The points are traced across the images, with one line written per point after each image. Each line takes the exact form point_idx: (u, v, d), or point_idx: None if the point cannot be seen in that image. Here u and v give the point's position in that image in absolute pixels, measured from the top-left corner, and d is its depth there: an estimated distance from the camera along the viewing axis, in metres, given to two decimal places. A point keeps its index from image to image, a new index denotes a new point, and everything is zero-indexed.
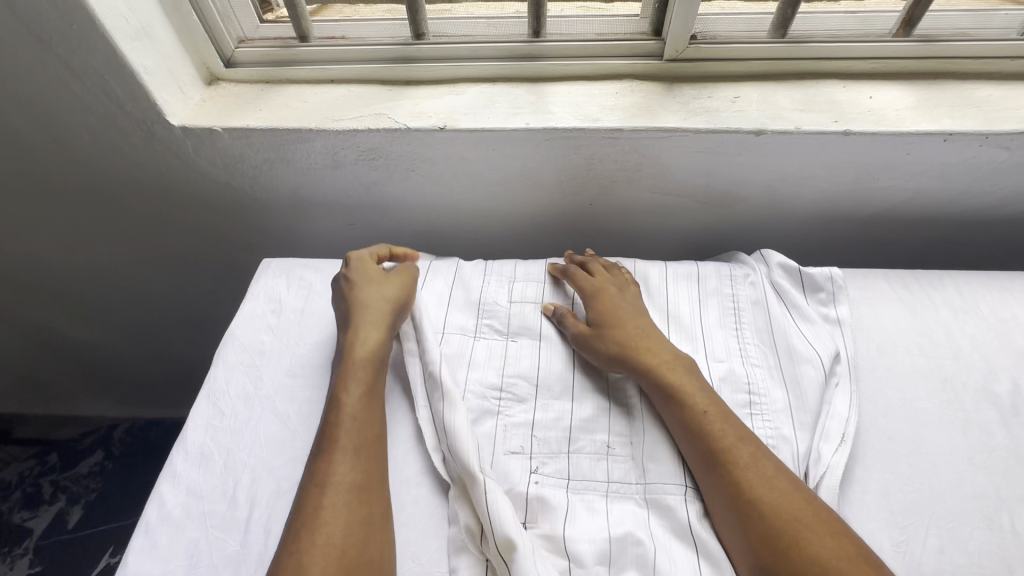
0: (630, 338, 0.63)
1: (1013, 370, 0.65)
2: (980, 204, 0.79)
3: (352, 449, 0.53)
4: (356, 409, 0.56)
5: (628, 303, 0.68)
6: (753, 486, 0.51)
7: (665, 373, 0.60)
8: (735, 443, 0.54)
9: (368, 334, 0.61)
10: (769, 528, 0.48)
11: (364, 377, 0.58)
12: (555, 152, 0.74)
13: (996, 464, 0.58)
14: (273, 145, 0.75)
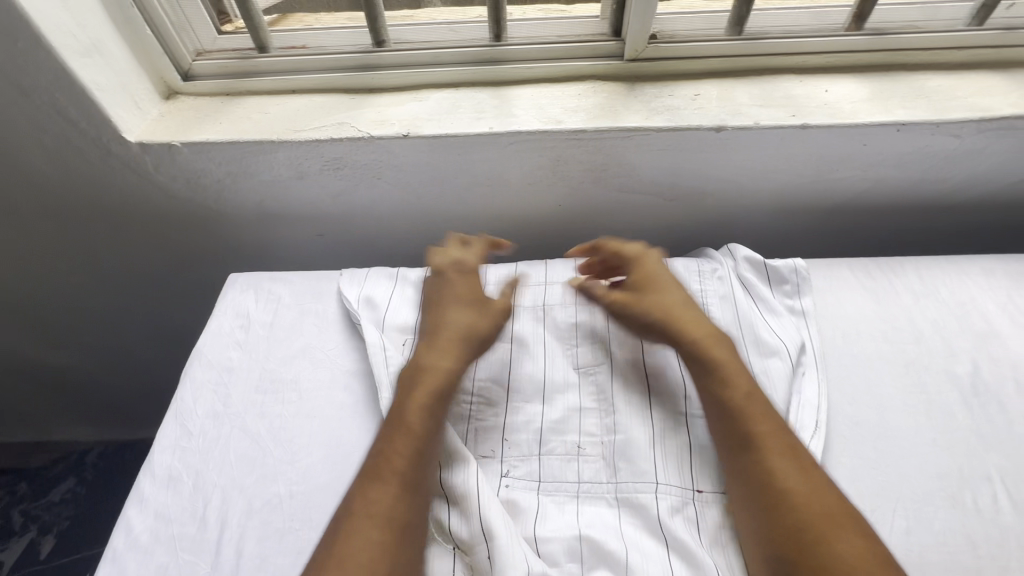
0: (671, 311, 0.62)
1: (972, 352, 0.66)
2: (936, 191, 0.81)
3: (399, 471, 0.51)
4: (422, 435, 0.54)
5: (676, 278, 0.66)
6: (782, 479, 0.50)
7: (709, 350, 0.59)
8: (770, 433, 0.53)
9: (440, 358, 0.60)
10: (796, 529, 0.47)
11: (431, 398, 0.57)
12: (521, 155, 0.74)
13: (958, 445, 0.59)
14: (235, 158, 0.74)
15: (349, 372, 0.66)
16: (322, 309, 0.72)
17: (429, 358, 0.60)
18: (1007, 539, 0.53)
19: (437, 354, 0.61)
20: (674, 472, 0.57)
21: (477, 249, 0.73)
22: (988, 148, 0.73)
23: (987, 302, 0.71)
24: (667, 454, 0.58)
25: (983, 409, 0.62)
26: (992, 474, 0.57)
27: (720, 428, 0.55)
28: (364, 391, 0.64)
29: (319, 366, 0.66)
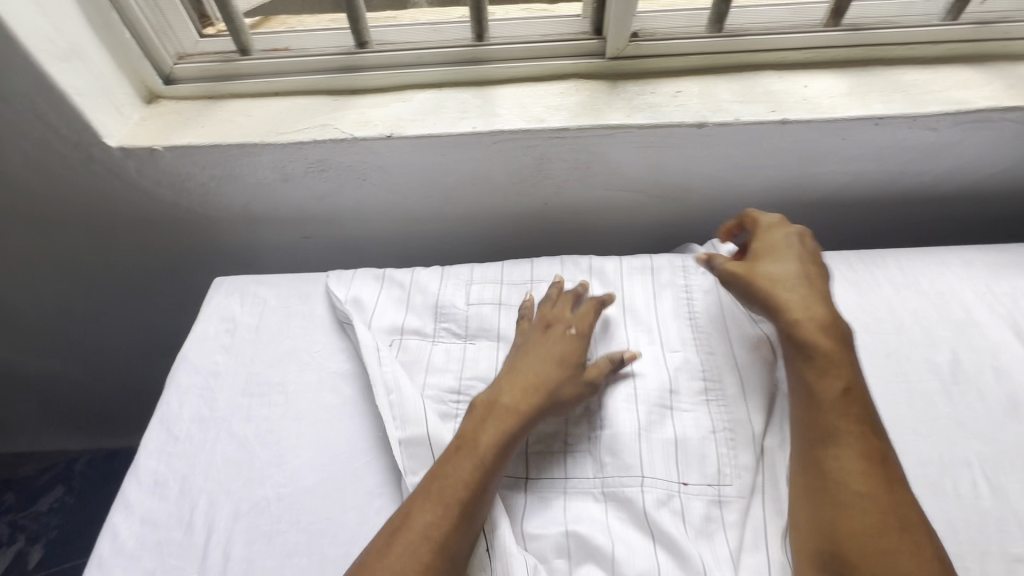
0: (783, 291, 0.61)
1: (952, 341, 0.68)
2: (915, 184, 0.82)
3: (462, 484, 0.52)
4: (491, 457, 0.53)
5: (782, 258, 0.64)
6: (847, 480, 0.51)
7: (814, 337, 0.57)
8: (854, 435, 0.53)
9: (518, 398, 0.58)
10: (850, 537, 0.48)
11: (507, 420, 0.56)
12: (505, 155, 0.75)
13: (939, 432, 0.60)
14: (218, 162, 0.74)
15: (336, 374, 0.66)
16: (308, 311, 0.72)
17: (504, 390, 0.59)
18: (986, 523, 0.54)
19: (511, 390, 0.59)
20: (659, 466, 0.57)
21: (587, 309, 0.67)
22: (965, 141, 0.75)
23: (966, 292, 0.72)
24: (653, 449, 0.58)
25: (962, 396, 0.63)
26: (972, 459, 0.58)
27: (799, 420, 0.56)
28: (352, 392, 0.64)
29: (306, 369, 0.66)
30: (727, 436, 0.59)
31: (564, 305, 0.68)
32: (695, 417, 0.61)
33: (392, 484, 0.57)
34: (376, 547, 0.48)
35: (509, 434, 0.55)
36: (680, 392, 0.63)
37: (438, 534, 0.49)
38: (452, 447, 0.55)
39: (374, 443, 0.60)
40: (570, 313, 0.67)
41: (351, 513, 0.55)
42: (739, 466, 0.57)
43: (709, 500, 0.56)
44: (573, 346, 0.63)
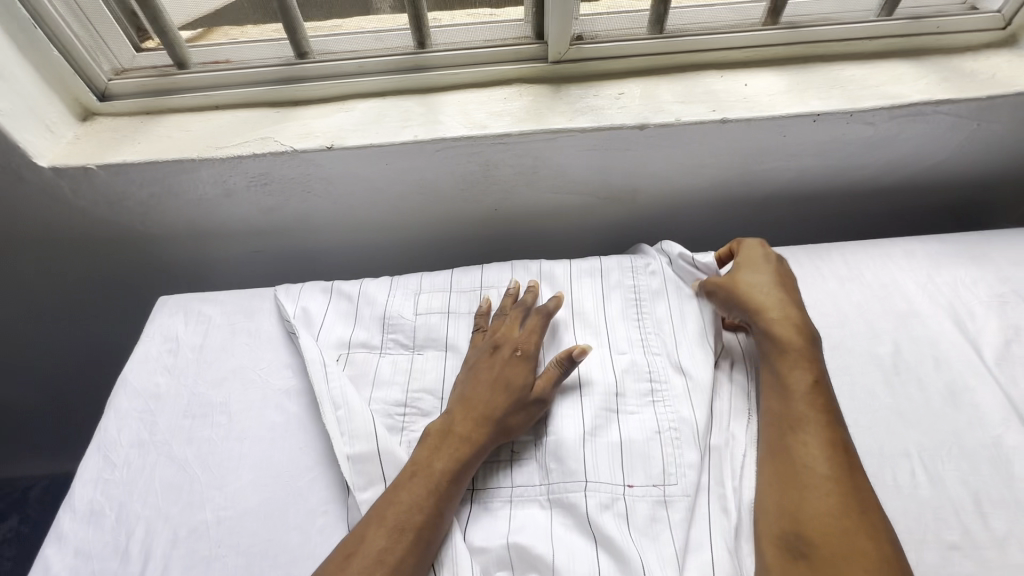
0: (761, 293, 0.64)
1: (894, 333, 0.69)
2: (860, 177, 0.83)
3: (415, 509, 0.51)
4: (445, 485, 0.53)
5: (759, 267, 0.68)
6: (814, 465, 0.52)
7: (788, 334, 0.60)
8: (819, 421, 0.54)
9: (465, 427, 0.57)
10: (814, 518, 0.49)
11: (461, 448, 0.55)
12: (450, 162, 0.74)
13: (878, 424, 0.61)
14: (157, 179, 0.73)
15: (281, 391, 0.64)
16: (253, 327, 0.70)
17: (456, 416, 0.58)
18: (923, 511, 0.55)
19: (462, 417, 0.58)
20: (604, 471, 0.57)
21: (533, 325, 0.65)
22: (903, 134, 0.76)
23: (908, 282, 0.74)
24: (597, 454, 0.58)
25: (903, 386, 0.64)
26: (909, 449, 0.59)
27: (771, 413, 0.57)
28: (296, 408, 0.63)
29: (250, 387, 0.65)
30: (672, 435, 0.59)
31: (513, 322, 0.66)
32: (641, 419, 0.61)
33: (335, 501, 0.56)
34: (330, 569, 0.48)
35: (463, 461, 0.55)
36: (625, 395, 0.63)
37: (390, 558, 0.48)
38: (406, 473, 0.54)
39: (317, 459, 0.59)
40: (515, 330, 0.65)
41: (292, 533, 0.54)
42: (684, 465, 0.57)
43: (654, 502, 0.55)
44: (520, 368, 0.61)
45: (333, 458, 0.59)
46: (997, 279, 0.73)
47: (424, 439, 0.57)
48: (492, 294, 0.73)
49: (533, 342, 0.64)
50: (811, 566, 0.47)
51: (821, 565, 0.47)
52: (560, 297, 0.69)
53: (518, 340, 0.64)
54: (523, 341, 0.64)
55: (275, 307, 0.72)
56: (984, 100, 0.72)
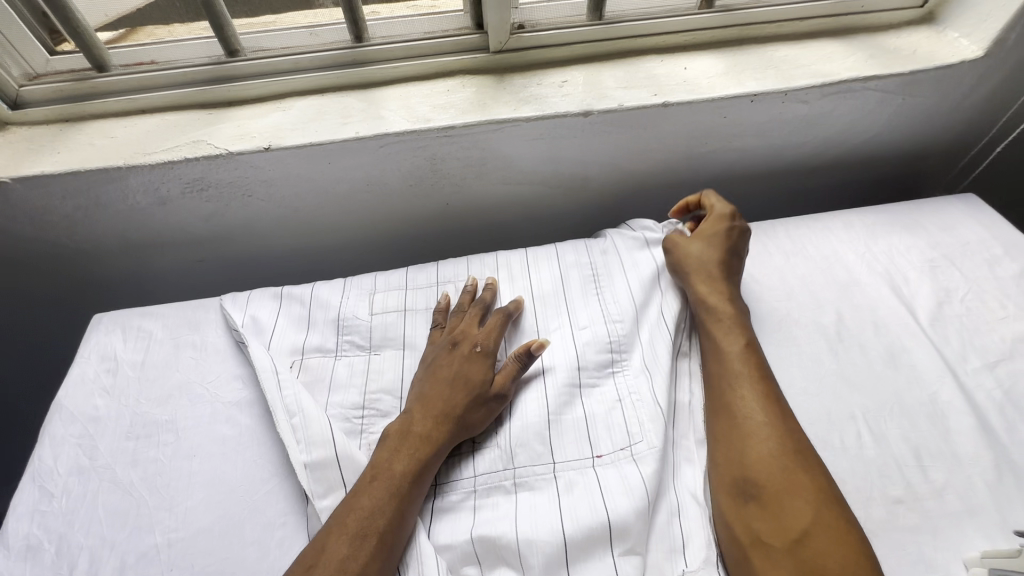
0: (693, 267, 0.67)
1: (837, 302, 0.71)
2: (799, 154, 0.86)
3: (377, 513, 0.50)
4: (407, 485, 0.52)
5: (701, 240, 0.69)
6: (750, 413, 0.54)
7: (718, 304, 0.63)
8: (750, 376, 0.57)
9: (422, 423, 0.56)
10: (755, 461, 0.51)
11: (422, 446, 0.55)
12: (395, 158, 0.73)
13: (825, 389, 0.63)
14: (81, 190, 0.69)
15: (232, 403, 0.62)
16: (199, 340, 0.67)
17: (416, 413, 0.57)
18: (869, 469, 0.57)
19: (422, 416, 0.57)
20: (570, 448, 0.57)
21: (493, 324, 0.65)
22: (835, 110, 0.79)
23: (848, 253, 0.77)
24: (562, 431, 0.58)
25: (847, 352, 0.67)
26: (855, 412, 0.61)
27: (711, 378, 0.59)
28: (249, 419, 0.61)
29: (198, 402, 0.62)
30: (633, 400, 0.60)
31: (472, 320, 0.65)
32: (604, 391, 0.61)
33: (294, 511, 0.54)
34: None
35: (425, 460, 0.54)
36: (587, 365, 0.63)
37: (354, 562, 0.47)
38: (365, 477, 0.53)
39: (273, 470, 0.57)
40: (476, 327, 0.65)
41: (250, 549, 0.52)
42: (647, 422, 0.57)
43: (622, 463, 0.55)
44: (479, 365, 0.61)
45: (290, 468, 0.57)
46: (927, 246, 0.77)
47: (382, 437, 0.56)
48: (450, 289, 0.72)
49: (494, 336, 0.64)
50: (762, 506, 0.49)
51: (770, 504, 0.49)
52: (524, 300, 0.70)
53: (477, 338, 0.63)
54: (480, 335, 0.63)
55: (221, 318, 0.69)
56: (908, 75, 0.75)
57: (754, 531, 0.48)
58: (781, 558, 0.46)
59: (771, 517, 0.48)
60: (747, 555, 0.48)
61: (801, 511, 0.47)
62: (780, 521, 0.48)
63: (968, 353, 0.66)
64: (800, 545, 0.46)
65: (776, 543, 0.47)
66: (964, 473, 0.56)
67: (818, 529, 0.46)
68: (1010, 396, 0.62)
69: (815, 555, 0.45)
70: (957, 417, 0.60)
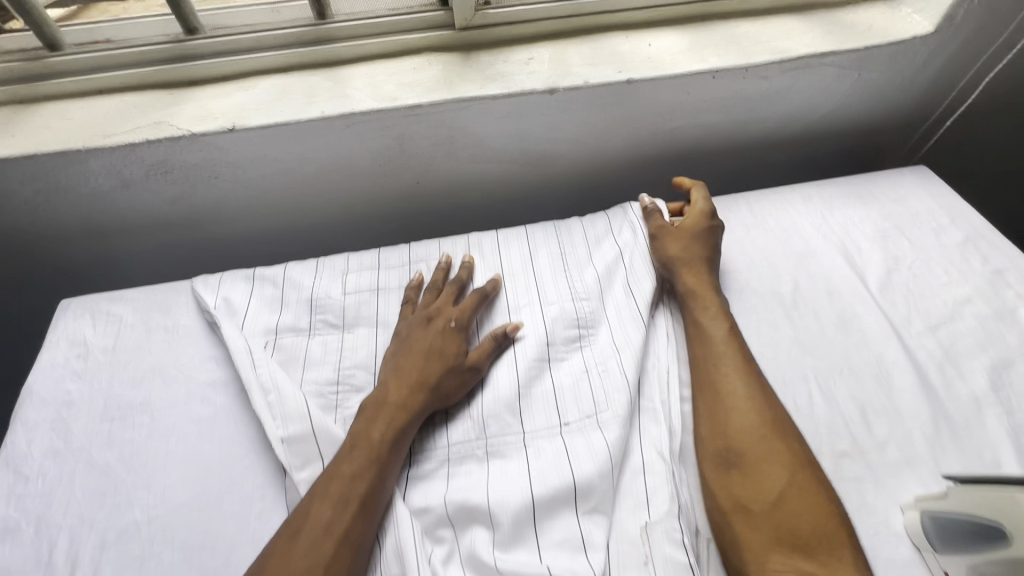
0: (680, 257, 0.69)
1: (794, 273, 0.75)
2: (762, 130, 0.88)
3: (358, 479, 0.52)
4: (385, 451, 0.54)
5: (688, 235, 0.71)
6: (735, 386, 0.58)
7: (702, 291, 0.66)
8: (734, 354, 0.60)
9: (398, 391, 0.58)
10: (738, 432, 0.55)
11: (397, 415, 0.57)
12: (362, 137, 0.73)
13: (781, 353, 0.67)
14: (41, 174, 0.68)
15: (206, 384, 0.63)
16: (171, 323, 0.67)
17: (389, 382, 0.59)
18: (819, 426, 0.61)
19: (397, 387, 0.59)
20: (539, 417, 0.60)
21: (469, 302, 0.67)
22: (794, 86, 0.81)
23: (806, 225, 0.80)
24: (532, 401, 0.61)
25: (802, 319, 0.70)
26: (807, 374, 0.65)
27: (694, 356, 0.62)
28: (224, 398, 0.61)
29: (171, 384, 0.63)
30: (599, 371, 0.63)
31: (447, 298, 0.67)
32: (570, 363, 0.64)
33: (272, 485, 0.56)
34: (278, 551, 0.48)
35: (402, 427, 0.56)
36: (556, 341, 0.66)
37: (340, 525, 0.49)
38: (344, 446, 0.55)
39: (252, 447, 0.58)
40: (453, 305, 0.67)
41: (229, 521, 0.54)
42: (612, 390, 0.60)
43: (588, 428, 0.58)
44: (453, 339, 0.63)
45: (266, 444, 0.58)
46: (880, 217, 0.81)
47: (360, 409, 0.58)
48: (422, 268, 0.74)
49: (470, 311, 0.66)
50: (743, 473, 0.53)
51: (750, 470, 0.53)
52: (501, 280, 0.72)
53: (452, 314, 0.65)
54: (458, 310, 0.65)
55: (193, 300, 0.70)
56: (862, 51, 0.78)
57: (736, 496, 0.52)
58: (760, 520, 0.50)
59: (752, 482, 0.52)
60: (730, 519, 0.52)
61: (778, 476, 0.52)
62: (759, 485, 0.52)
63: (913, 317, 0.70)
64: (778, 507, 0.50)
65: (757, 507, 0.51)
66: (905, 427, 0.61)
67: (792, 492, 0.51)
68: (948, 355, 0.67)
69: (790, 515, 0.50)
70: (901, 377, 0.65)
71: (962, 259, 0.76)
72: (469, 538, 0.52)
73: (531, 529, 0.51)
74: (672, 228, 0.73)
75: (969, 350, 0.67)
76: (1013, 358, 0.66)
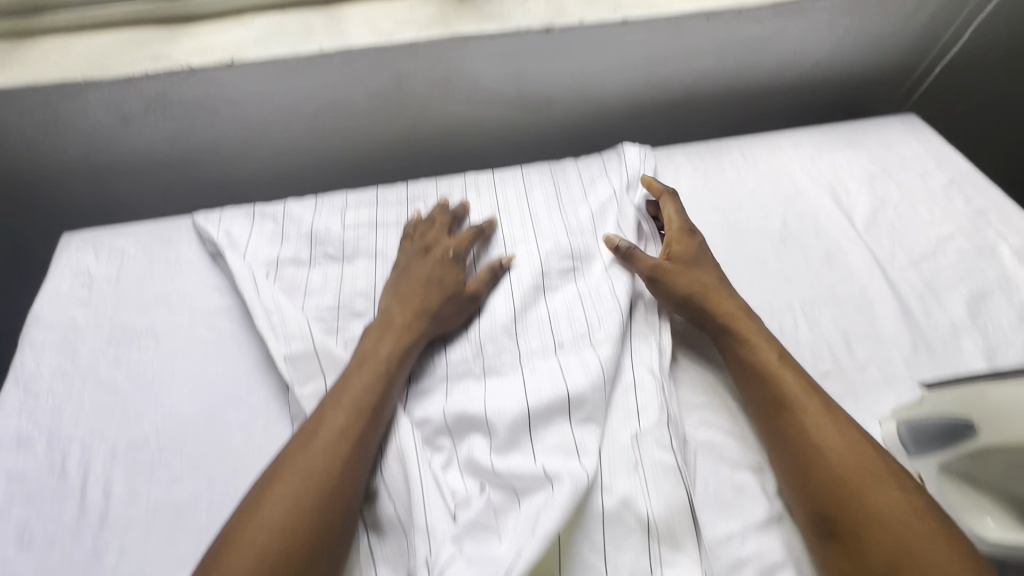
0: (704, 291, 0.62)
1: (783, 211, 0.77)
2: (756, 77, 0.89)
3: (367, 392, 0.54)
4: (390, 365, 0.56)
5: (695, 267, 0.64)
6: (816, 435, 0.51)
7: (739, 326, 0.59)
8: (801, 392, 0.53)
9: (403, 313, 0.61)
10: (825, 489, 0.49)
11: (403, 334, 0.59)
12: (360, 75, 0.74)
13: (768, 284, 0.69)
14: (41, 106, 0.68)
15: (210, 310, 0.64)
16: (174, 255, 0.69)
17: (394, 308, 0.62)
18: (803, 348, 0.64)
19: (401, 310, 0.61)
20: (534, 338, 0.62)
21: (466, 236, 0.69)
22: (786, 30, 0.82)
23: (796, 168, 0.82)
24: (527, 325, 0.63)
25: (789, 253, 0.72)
26: (793, 303, 0.67)
27: (754, 402, 0.56)
28: (227, 323, 0.63)
29: (176, 310, 0.64)
30: (592, 297, 0.64)
31: (442, 229, 0.69)
32: (564, 291, 0.66)
33: (276, 400, 0.58)
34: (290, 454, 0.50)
35: (406, 345, 0.58)
36: (550, 272, 0.68)
37: (350, 430, 0.51)
38: (353, 362, 0.57)
39: (255, 367, 0.60)
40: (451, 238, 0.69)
41: (234, 432, 0.56)
42: (604, 313, 0.62)
43: (581, 346, 0.60)
44: (453, 269, 0.65)
45: (270, 363, 0.60)
46: (867, 160, 0.83)
47: (365, 333, 0.60)
48: (420, 205, 0.75)
49: (468, 245, 0.68)
50: (847, 543, 0.47)
51: (852, 540, 0.46)
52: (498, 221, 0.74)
53: (451, 245, 0.67)
54: (457, 242, 0.68)
55: (194, 234, 0.71)
56: None
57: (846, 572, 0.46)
58: None
59: (858, 553, 0.46)
60: None
61: (884, 538, 0.45)
62: (868, 555, 0.45)
63: (896, 252, 0.73)
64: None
65: None
66: (885, 350, 0.63)
67: (907, 555, 0.44)
68: (930, 287, 0.69)
69: None
70: (882, 305, 0.67)
71: (946, 199, 0.78)
72: (467, 445, 0.54)
73: (526, 435, 0.53)
74: (667, 265, 0.64)
75: (949, 282, 0.69)
76: (991, 288, 0.69)
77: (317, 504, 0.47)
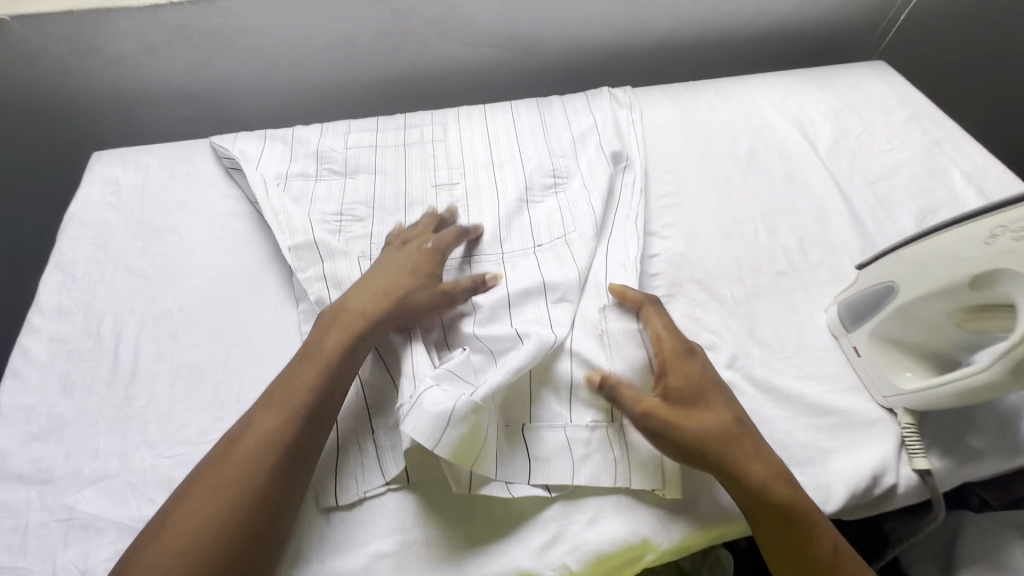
0: (724, 444, 0.50)
1: (751, 139, 0.83)
2: (733, 22, 0.95)
3: (304, 391, 0.50)
4: (333, 358, 0.52)
5: (711, 411, 0.51)
6: None
7: (780, 500, 0.48)
8: None
9: (360, 303, 0.57)
10: None
11: (356, 322, 0.55)
12: (362, 10, 0.80)
13: (734, 199, 0.75)
14: (75, 33, 0.76)
15: (225, 213, 0.71)
16: (192, 169, 0.76)
17: (352, 298, 0.57)
18: (761, 252, 0.70)
19: (359, 297, 0.57)
20: (516, 240, 0.69)
21: (449, 235, 0.65)
22: None
23: (766, 105, 0.88)
24: (510, 229, 0.70)
25: (754, 174, 0.78)
26: (755, 216, 0.74)
27: None
28: (241, 224, 0.70)
29: (195, 214, 0.71)
30: (570, 206, 0.71)
31: (426, 227, 0.66)
32: (546, 203, 0.73)
33: (283, 286, 0.65)
34: (215, 460, 0.46)
35: (353, 337, 0.54)
36: (533, 187, 0.74)
37: (279, 439, 0.47)
38: (296, 356, 0.53)
39: (265, 260, 0.67)
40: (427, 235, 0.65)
41: (247, 310, 0.63)
42: (579, 218, 0.69)
43: (557, 245, 0.67)
44: (426, 262, 0.62)
45: (278, 256, 0.67)
46: (834, 97, 0.89)
47: (318, 322, 0.56)
48: (417, 131, 0.82)
49: (443, 247, 0.64)
50: None
51: None
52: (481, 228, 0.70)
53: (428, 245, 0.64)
54: (436, 243, 0.64)
55: (211, 152, 0.78)
56: None
57: None
58: None
59: None
60: None
61: None
62: None
63: (854, 174, 0.79)
64: None
65: None
66: (835, 254, 0.70)
67: None
68: (883, 203, 0.75)
69: None
70: (836, 217, 0.73)
71: (905, 131, 0.84)
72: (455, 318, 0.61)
73: (505, 311, 0.60)
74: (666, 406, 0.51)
75: (901, 199, 0.75)
76: (938, 205, 0.74)
77: (226, 526, 0.43)
